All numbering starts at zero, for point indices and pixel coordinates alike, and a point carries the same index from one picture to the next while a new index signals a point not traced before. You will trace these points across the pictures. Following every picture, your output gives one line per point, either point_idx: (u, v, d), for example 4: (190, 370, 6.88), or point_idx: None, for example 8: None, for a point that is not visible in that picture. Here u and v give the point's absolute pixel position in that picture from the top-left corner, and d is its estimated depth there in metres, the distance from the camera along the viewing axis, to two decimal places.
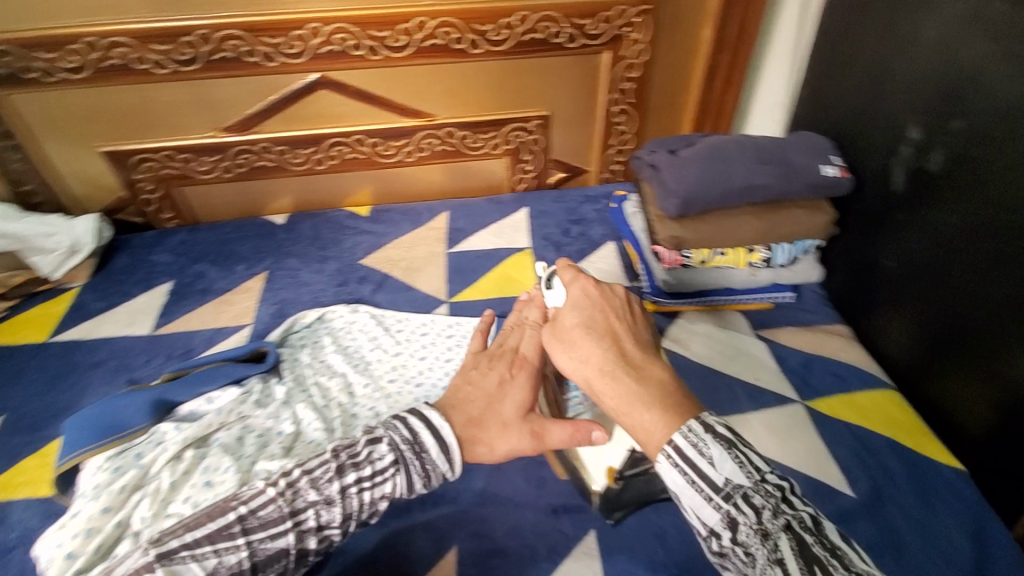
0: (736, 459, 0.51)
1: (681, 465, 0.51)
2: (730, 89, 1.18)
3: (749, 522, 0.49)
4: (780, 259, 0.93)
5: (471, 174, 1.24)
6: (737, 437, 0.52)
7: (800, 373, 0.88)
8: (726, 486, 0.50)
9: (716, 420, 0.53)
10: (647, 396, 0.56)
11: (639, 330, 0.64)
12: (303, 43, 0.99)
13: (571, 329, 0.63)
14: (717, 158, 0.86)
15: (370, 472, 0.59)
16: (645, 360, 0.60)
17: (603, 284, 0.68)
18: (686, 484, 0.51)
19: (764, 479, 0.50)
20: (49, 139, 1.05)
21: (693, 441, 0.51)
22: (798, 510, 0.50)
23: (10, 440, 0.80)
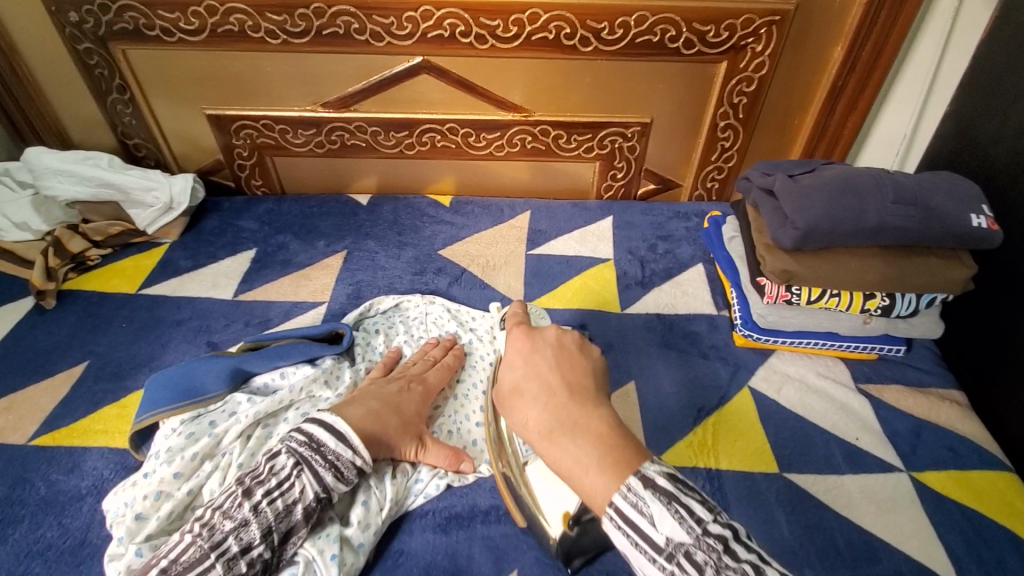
0: (675, 513, 0.47)
1: (621, 527, 0.48)
2: (853, 115, 1.06)
3: (689, 575, 0.45)
4: (900, 310, 0.83)
5: (557, 176, 1.19)
6: (679, 486, 0.48)
7: (907, 439, 0.79)
8: (668, 545, 0.46)
9: (659, 471, 0.49)
10: (587, 446, 0.53)
11: (581, 379, 0.62)
12: (413, 25, 0.97)
13: (512, 391, 0.63)
14: (847, 192, 0.78)
15: (276, 481, 0.62)
16: (587, 410, 0.57)
17: (539, 335, 0.68)
18: (628, 543, 0.48)
19: (706, 528, 0.46)
20: (159, 97, 1.08)
21: (633, 501, 0.48)
22: (743, 555, 0.44)
23: (94, 385, 0.83)
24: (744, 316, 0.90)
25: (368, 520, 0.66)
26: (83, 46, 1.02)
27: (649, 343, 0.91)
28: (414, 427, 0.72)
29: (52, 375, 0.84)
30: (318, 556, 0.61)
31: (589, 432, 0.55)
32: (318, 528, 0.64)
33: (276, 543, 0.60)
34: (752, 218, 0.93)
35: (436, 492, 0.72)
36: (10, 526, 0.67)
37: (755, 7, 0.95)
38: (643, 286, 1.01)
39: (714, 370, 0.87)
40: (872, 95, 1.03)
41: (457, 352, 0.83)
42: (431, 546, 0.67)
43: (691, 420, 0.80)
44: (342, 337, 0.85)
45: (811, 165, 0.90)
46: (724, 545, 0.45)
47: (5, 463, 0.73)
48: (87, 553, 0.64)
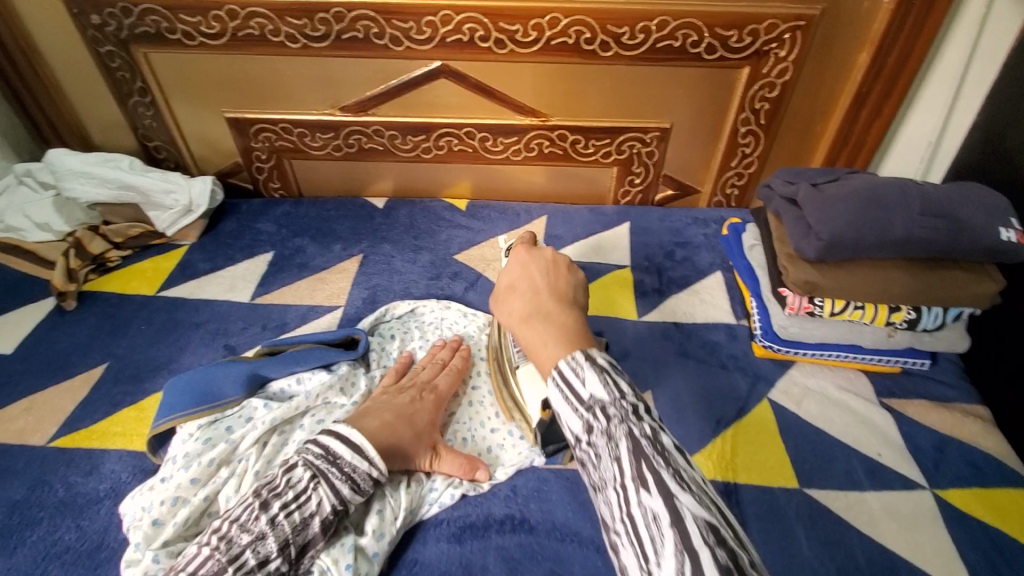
0: (604, 378, 0.50)
1: (559, 385, 0.52)
2: (877, 122, 1.04)
3: (600, 426, 0.48)
4: (925, 324, 0.82)
5: (574, 180, 1.18)
6: (615, 365, 0.52)
7: (931, 456, 0.77)
8: (590, 400, 0.50)
9: (603, 355, 0.53)
10: (551, 331, 0.58)
11: (566, 288, 0.66)
12: (432, 29, 0.97)
13: (503, 289, 0.68)
14: (873, 203, 0.77)
15: (293, 494, 0.62)
16: (562, 308, 0.62)
17: (538, 248, 0.72)
18: (561, 399, 0.52)
19: (625, 395, 0.49)
20: (178, 99, 1.09)
21: (573, 366, 0.52)
22: (649, 421, 0.48)
23: (113, 387, 0.84)
24: (764, 327, 0.88)
25: (382, 529, 0.66)
26: (105, 49, 1.03)
27: (666, 353, 0.90)
28: (427, 436, 0.71)
29: (72, 377, 0.85)
30: (334, 566, 0.61)
31: (557, 323, 0.60)
32: (334, 538, 0.64)
33: (293, 555, 0.60)
34: (773, 227, 0.91)
35: (451, 501, 0.71)
36: (30, 527, 0.68)
37: (780, 12, 0.93)
38: (661, 294, 1.00)
39: (733, 381, 0.86)
40: (899, 101, 1.01)
41: (465, 352, 0.83)
42: (444, 555, 0.67)
43: (708, 432, 0.79)
44: (358, 342, 0.84)
45: (835, 173, 0.88)
46: (636, 411, 0.48)
47: (25, 464, 0.74)
48: (104, 556, 0.65)
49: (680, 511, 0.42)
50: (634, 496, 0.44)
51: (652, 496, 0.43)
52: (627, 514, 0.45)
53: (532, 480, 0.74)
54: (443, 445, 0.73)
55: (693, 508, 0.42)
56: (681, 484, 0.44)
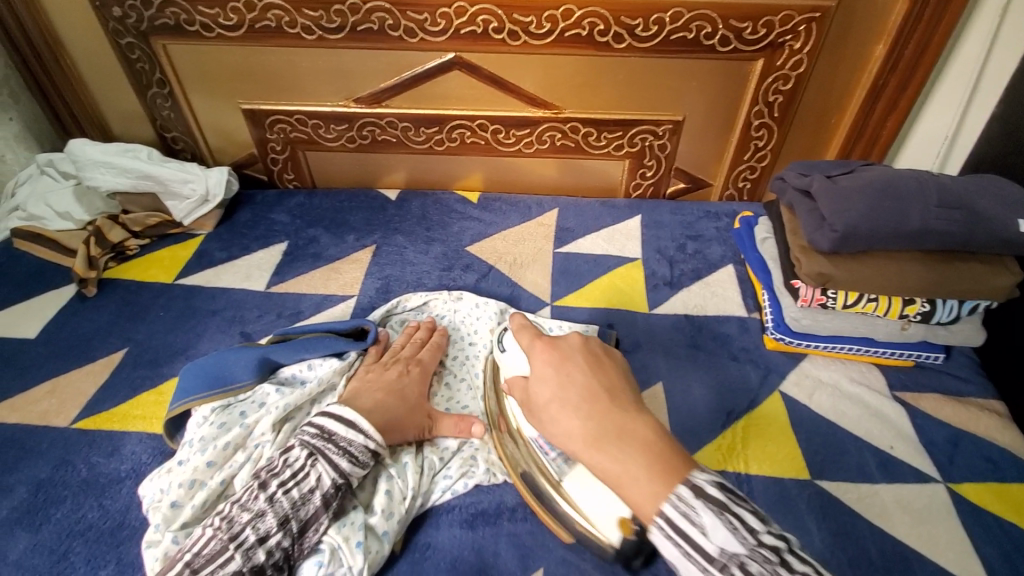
0: (729, 524, 0.47)
1: (673, 538, 0.49)
2: (893, 115, 1.03)
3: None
4: (940, 317, 0.81)
5: (586, 174, 1.18)
6: (732, 498, 0.49)
7: (944, 450, 0.77)
8: (721, 555, 0.47)
9: (711, 482, 0.50)
10: (637, 459, 0.52)
11: (620, 384, 0.59)
12: (446, 21, 0.98)
13: (544, 403, 0.58)
14: (887, 194, 0.76)
15: (290, 472, 0.63)
16: (631, 418, 0.55)
17: (562, 341, 0.63)
18: (681, 554, 0.48)
19: (761, 540, 0.47)
20: (196, 91, 1.11)
21: (686, 512, 0.49)
22: (799, 568, 0.46)
23: (133, 371, 0.85)
24: (775, 319, 0.88)
25: (391, 509, 0.66)
26: (125, 40, 1.05)
27: (677, 345, 0.90)
28: (422, 407, 0.75)
29: (93, 361, 0.87)
30: (344, 544, 0.62)
31: (637, 442, 0.53)
32: (342, 518, 0.64)
33: (295, 531, 0.60)
34: (786, 220, 0.91)
35: (463, 489, 0.72)
36: (54, 504, 0.70)
37: (795, 3, 0.93)
38: (672, 286, 1.00)
39: (745, 373, 0.86)
40: (915, 94, 1.00)
41: (442, 330, 0.86)
42: (458, 541, 0.68)
43: (720, 424, 0.79)
44: (368, 332, 0.85)
45: (850, 166, 0.88)
46: (779, 557, 0.46)
47: (49, 444, 0.76)
48: (125, 534, 0.67)
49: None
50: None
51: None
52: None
53: None
54: (439, 412, 0.76)
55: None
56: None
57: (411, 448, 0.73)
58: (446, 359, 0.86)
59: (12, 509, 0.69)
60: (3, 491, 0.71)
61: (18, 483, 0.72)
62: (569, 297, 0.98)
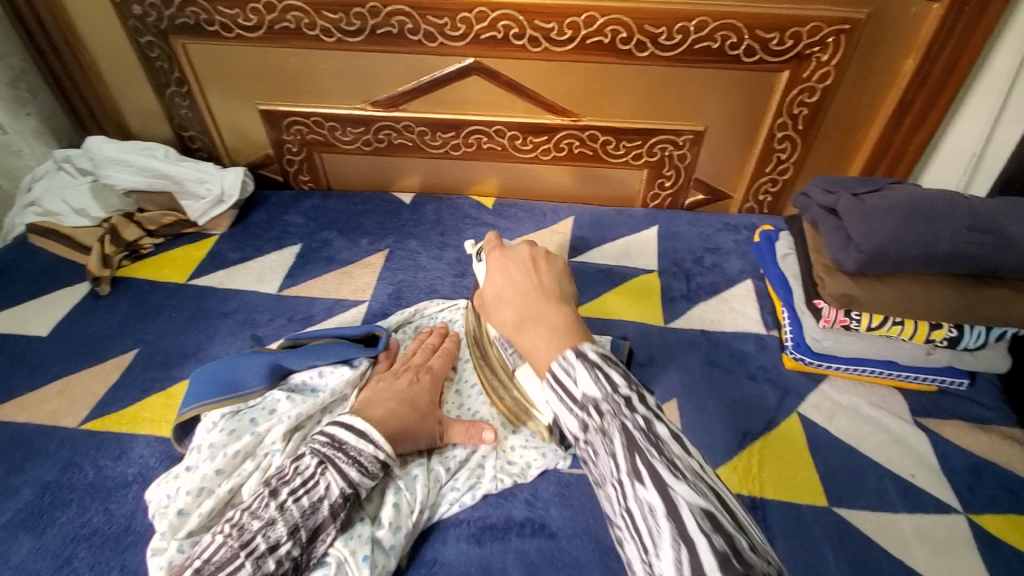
0: (595, 376, 0.50)
1: (552, 386, 0.52)
2: (920, 132, 1.00)
3: (596, 424, 0.48)
4: (967, 343, 0.79)
5: (603, 182, 1.17)
6: (606, 358, 0.51)
7: (969, 481, 0.74)
8: (583, 399, 0.49)
9: (593, 348, 0.52)
10: (546, 332, 0.56)
11: (552, 284, 0.64)
12: (466, 26, 0.96)
13: (489, 298, 0.65)
14: (917, 215, 0.74)
15: (301, 480, 0.62)
16: (549, 305, 0.59)
17: (512, 251, 0.69)
18: (556, 400, 0.52)
19: (618, 388, 0.48)
20: (214, 90, 1.10)
21: (565, 367, 0.51)
22: (641, 412, 0.47)
23: (143, 373, 0.85)
24: (796, 338, 0.86)
25: (398, 522, 0.65)
26: (145, 39, 1.05)
27: (692, 361, 0.88)
28: (431, 416, 0.73)
29: (104, 361, 0.87)
30: (351, 557, 0.60)
31: (548, 321, 0.57)
32: (350, 529, 0.63)
33: (304, 540, 0.59)
34: (809, 238, 0.89)
35: (471, 501, 0.71)
36: (59, 508, 0.69)
37: (824, 15, 0.91)
38: (688, 300, 0.98)
39: (762, 394, 0.84)
40: (943, 111, 0.97)
41: (454, 336, 0.85)
42: (464, 556, 0.67)
43: (735, 445, 0.77)
44: (379, 339, 0.84)
45: (877, 183, 0.85)
46: (628, 402, 0.48)
47: (57, 445, 0.76)
48: (130, 540, 0.66)
49: (676, 502, 0.42)
50: (632, 489, 0.44)
51: (646, 487, 0.44)
52: (628, 506, 0.45)
53: (553, 485, 0.73)
54: (448, 418, 0.75)
55: (689, 497, 0.42)
56: (675, 473, 0.43)
57: (420, 459, 0.72)
58: (457, 364, 0.86)
59: (19, 511, 0.69)
60: (10, 492, 0.71)
61: (25, 484, 0.72)
62: (583, 308, 0.96)
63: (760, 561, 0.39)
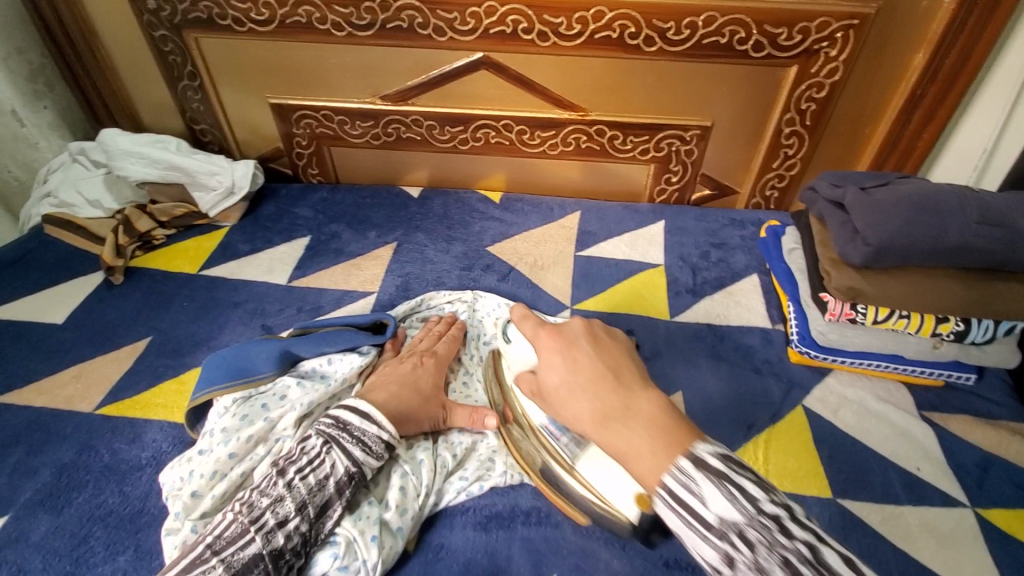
0: (728, 493, 0.45)
1: (673, 507, 0.47)
2: (929, 127, 1.00)
3: (743, 556, 0.42)
4: (975, 337, 0.79)
5: (610, 177, 1.17)
6: (731, 466, 0.47)
7: (974, 474, 0.75)
8: (719, 523, 0.44)
9: (711, 452, 0.48)
10: (641, 432, 0.51)
11: (626, 363, 0.59)
12: (475, 20, 0.97)
13: (554, 387, 0.59)
14: (924, 208, 0.74)
15: (307, 459, 0.63)
16: (634, 394, 0.55)
17: (564, 327, 0.63)
18: (681, 524, 0.46)
19: (761, 508, 0.44)
20: (225, 84, 1.12)
21: (684, 480, 0.47)
22: (799, 536, 0.42)
23: (156, 360, 0.86)
24: (801, 332, 0.86)
25: (405, 505, 0.66)
26: (159, 33, 1.06)
27: (698, 354, 0.88)
28: (436, 400, 0.74)
29: (118, 348, 0.89)
30: (359, 537, 0.61)
31: (643, 417, 0.52)
32: (357, 510, 0.64)
33: (312, 515, 0.60)
34: (816, 231, 0.89)
35: (479, 490, 0.72)
36: (76, 490, 0.71)
37: (832, 10, 0.91)
38: (694, 294, 0.99)
39: (767, 387, 0.84)
40: (953, 106, 0.96)
41: (461, 325, 0.86)
42: (471, 543, 0.68)
43: (739, 437, 0.78)
44: (387, 327, 0.85)
45: (885, 177, 0.85)
46: (779, 524, 0.43)
47: (72, 429, 0.77)
48: (145, 520, 0.67)
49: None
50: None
51: None
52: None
53: None
54: (452, 402, 0.76)
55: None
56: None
57: (425, 443, 0.73)
58: (463, 355, 0.86)
59: (36, 492, 0.71)
60: (28, 473, 0.73)
61: (43, 466, 0.73)
62: (589, 301, 0.97)
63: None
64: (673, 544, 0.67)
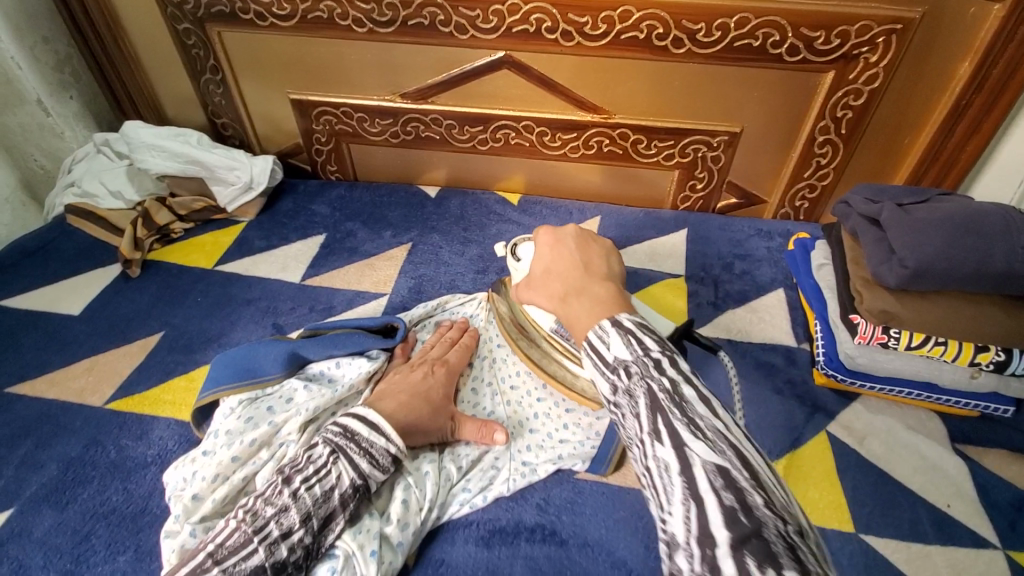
0: (627, 340, 0.49)
1: (587, 353, 0.52)
2: (973, 138, 0.94)
3: (622, 385, 0.47)
4: (1017, 367, 0.73)
5: (632, 182, 1.14)
6: (641, 327, 0.51)
7: (1009, 514, 0.70)
8: (614, 362, 0.49)
9: (630, 318, 0.52)
10: (586, 303, 0.58)
11: (600, 263, 0.66)
12: (498, 18, 0.95)
13: (538, 276, 0.69)
14: (968, 230, 0.69)
15: (313, 469, 0.62)
16: (594, 280, 0.62)
17: (559, 230, 0.72)
18: (591, 367, 0.51)
19: (649, 351, 0.48)
20: (247, 79, 1.12)
21: (601, 335, 0.51)
22: (669, 374, 0.46)
23: (167, 356, 0.87)
24: (828, 354, 0.81)
25: (406, 518, 0.64)
26: (182, 27, 1.07)
27: None
28: (443, 410, 0.73)
29: (131, 342, 0.89)
30: (359, 552, 0.60)
31: (591, 295, 0.59)
32: (359, 524, 0.63)
33: (316, 528, 0.59)
34: (849, 248, 0.85)
35: (482, 503, 0.70)
36: (81, 485, 0.71)
37: (875, 13, 0.86)
38: (715, 308, 0.95)
39: (789, 410, 0.80)
40: (1001, 118, 0.90)
41: (473, 333, 0.84)
42: (472, 560, 0.66)
43: None
44: (396, 330, 0.84)
45: (926, 194, 0.80)
46: (656, 363, 0.47)
47: (82, 423, 0.78)
48: (146, 520, 0.67)
49: (690, 459, 0.40)
50: (649, 446, 0.43)
51: (664, 447, 0.42)
52: (646, 467, 0.43)
53: (566, 490, 0.72)
54: (462, 415, 0.74)
55: (705, 454, 0.40)
56: (694, 432, 0.41)
57: (430, 453, 0.72)
58: (475, 361, 0.84)
59: (43, 485, 0.71)
60: (37, 466, 0.73)
61: (50, 460, 0.74)
62: None
63: (776, 521, 0.36)
64: None
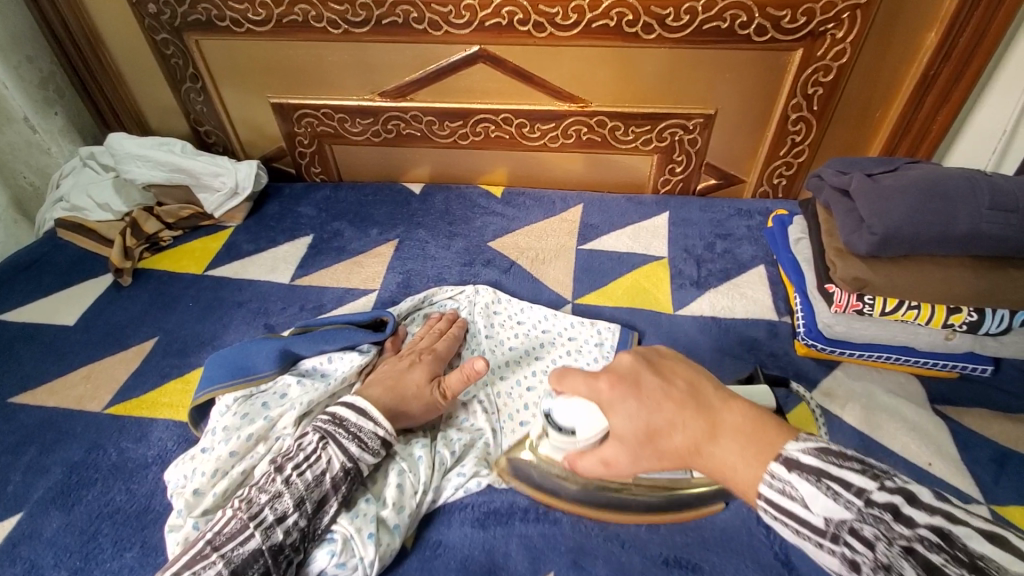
0: (828, 490, 0.41)
1: (779, 517, 0.43)
2: (944, 107, 0.96)
3: (866, 557, 0.38)
4: (988, 327, 0.75)
5: (613, 169, 1.16)
6: (829, 460, 0.42)
7: (989, 467, 0.71)
8: (830, 526, 0.40)
9: (804, 450, 0.44)
10: (731, 444, 0.47)
11: (695, 381, 0.53)
12: (470, 13, 0.96)
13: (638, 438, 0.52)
14: (931, 194, 0.72)
15: (304, 456, 0.64)
16: (714, 413, 0.50)
17: (617, 364, 0.57)
18: (796, 534, 0.42)
19: (868, 499, 0.39)
20: (227, 86, 1.13)
21: (781, 487, 0.43)
22: (922, 521, 0.36)
23: (162, 360, 0.88)
24: (807, 324, 0.84)
25: (402, 502, 0.66)
26: (160, 37, 1.08)
27: (702, 348, 0.87)
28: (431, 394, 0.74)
29: (126, 348, 0.91)
30: (356, 534, 0.62)
31: (729, 428, 0.48)
32: (355, 507, 0.65)
33: (310, 511, 0.61)
34: (822, 220, 0.87)
35: (477, 487, 0.71)
36: (85, 487, 0.73)
37: None
38: (698, 286, 0.97)
39: None
40: (970, 86, 0.92)
41: (461, 323, 0.86)
42: (469, 539, 0.67)
43: None
44: (386, 324, 0.86)
45: (893, 163, 0.82)
46: (894, 514, 0.37)
47: (83, 428, 0.80)
48: (151, 518, 0.69)
49: None
50: None
51: None
52: None
53: None
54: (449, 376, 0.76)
55: None
56: None
57: (423, 440, 0.73)
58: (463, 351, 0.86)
59: (48, 489, 0.73)
60: (40, 472, 0.75)
61: (55, 464, 0.75)
62: (590, 295, 0.96)
63: None
64: (673, 542, 0.66)
